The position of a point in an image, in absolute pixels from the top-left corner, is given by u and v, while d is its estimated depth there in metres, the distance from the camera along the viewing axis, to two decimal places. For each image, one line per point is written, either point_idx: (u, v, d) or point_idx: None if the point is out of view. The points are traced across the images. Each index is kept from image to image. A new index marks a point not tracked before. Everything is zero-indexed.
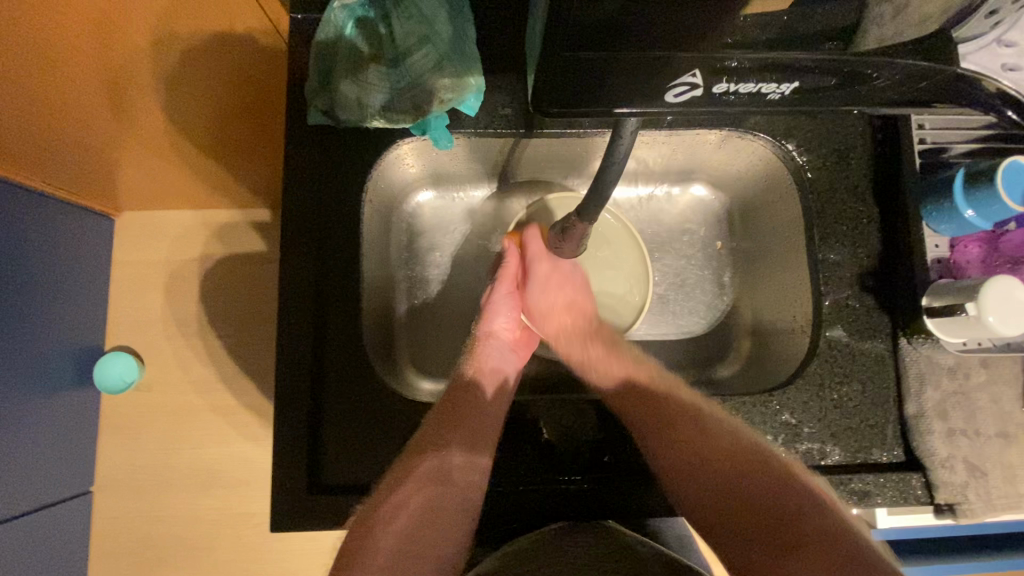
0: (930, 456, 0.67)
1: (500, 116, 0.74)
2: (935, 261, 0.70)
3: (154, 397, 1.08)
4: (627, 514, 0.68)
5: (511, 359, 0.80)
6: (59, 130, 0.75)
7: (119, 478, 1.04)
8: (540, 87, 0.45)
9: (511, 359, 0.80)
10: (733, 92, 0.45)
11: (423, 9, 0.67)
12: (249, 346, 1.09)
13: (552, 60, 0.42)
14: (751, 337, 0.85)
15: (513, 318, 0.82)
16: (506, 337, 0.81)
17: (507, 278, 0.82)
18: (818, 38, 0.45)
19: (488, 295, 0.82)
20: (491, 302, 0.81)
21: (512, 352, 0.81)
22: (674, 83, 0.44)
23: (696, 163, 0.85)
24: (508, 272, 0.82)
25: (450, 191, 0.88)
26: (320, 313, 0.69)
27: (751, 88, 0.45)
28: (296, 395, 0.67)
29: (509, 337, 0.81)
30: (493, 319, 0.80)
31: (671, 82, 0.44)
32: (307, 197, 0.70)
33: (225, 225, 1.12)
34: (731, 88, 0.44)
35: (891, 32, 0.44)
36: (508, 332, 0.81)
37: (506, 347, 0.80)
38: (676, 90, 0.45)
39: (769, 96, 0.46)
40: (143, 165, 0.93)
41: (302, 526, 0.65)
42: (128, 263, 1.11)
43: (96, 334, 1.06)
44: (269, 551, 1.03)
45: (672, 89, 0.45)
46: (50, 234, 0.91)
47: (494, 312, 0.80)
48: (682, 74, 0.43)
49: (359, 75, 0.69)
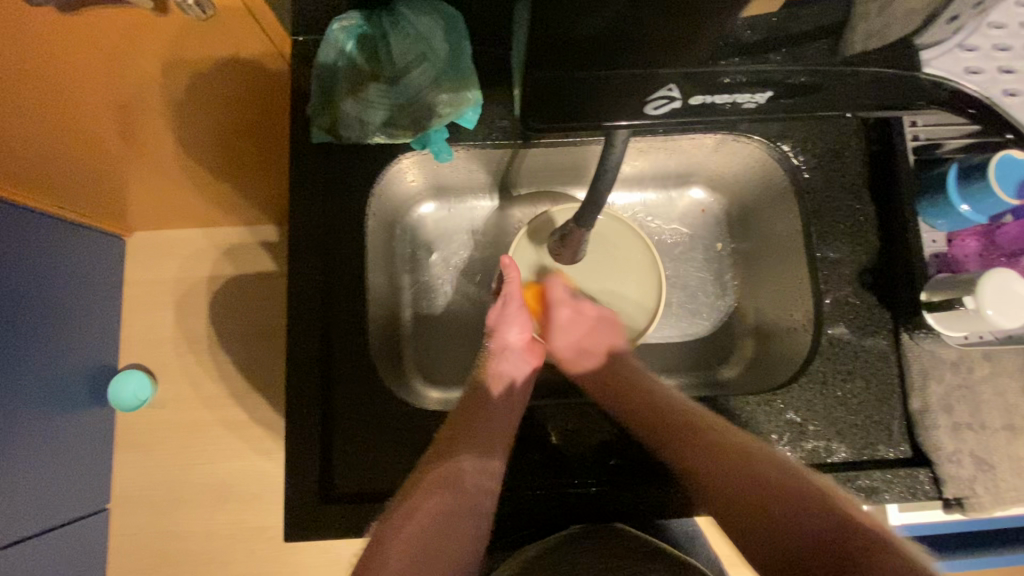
0: (936, 450, 0.67)
1: (498, 128, 0.75)
2: (932, 256, 0.71)
3: (167, 414, 1.10)
4: (636, 515, 0.69)
5: (529, 371, 0.80)
6: (72, 155, 0.78)
7: (136, 492, 1.06)
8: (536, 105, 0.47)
9: (529, 371, 0.80)
10: (709, 102, 0.46)
11: (419, 28, 0.70)
12: (259, 361, 1.11)
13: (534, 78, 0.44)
14: (754, 336, 0.85)
15: (526, 332, 0.80)
16: (521, 351, 0.80)
17: (513, 295, 0.79)
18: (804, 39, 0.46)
19: (498, 312, 0.79)
20: (503, 316, 0.79)
21: (530, 365, 0.80)
22: (653, 97, 0.46)
23: (694, 167, 0.86)
24: (512, 288, 0.79)
25: (451, 202, 0.90)
26: (328, 325, 0.70)
27: (725, 99, 0.46)
28: (306, 406, 0.68)
29: (528, 350, 0.81)
30: (506, 334, 0.79)
31: (650, 96, 0.45)
32: (312, 213, 0.72)
33: (236, 243, 1.15)
34: (704, 99, 0.46)
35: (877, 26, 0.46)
36: (523, 343, 0.80)
37: (520, 359, 0.80)
38: (655, 104, 0.47)
39: (743, 105, 0.47)
40: (154, 188, 0.95)
41: (314, 533, 0.66)
42: (142, 282, 1.14)
43: (111, 353, 1.09)
44: (285, 563, 1.05)
45: (651, 103, 0.46)
46: (62, 256, 0.93)
47: (506, 325, 0.79)
48: (660, 88, 0.45)
49: (360, 92, 0.71)
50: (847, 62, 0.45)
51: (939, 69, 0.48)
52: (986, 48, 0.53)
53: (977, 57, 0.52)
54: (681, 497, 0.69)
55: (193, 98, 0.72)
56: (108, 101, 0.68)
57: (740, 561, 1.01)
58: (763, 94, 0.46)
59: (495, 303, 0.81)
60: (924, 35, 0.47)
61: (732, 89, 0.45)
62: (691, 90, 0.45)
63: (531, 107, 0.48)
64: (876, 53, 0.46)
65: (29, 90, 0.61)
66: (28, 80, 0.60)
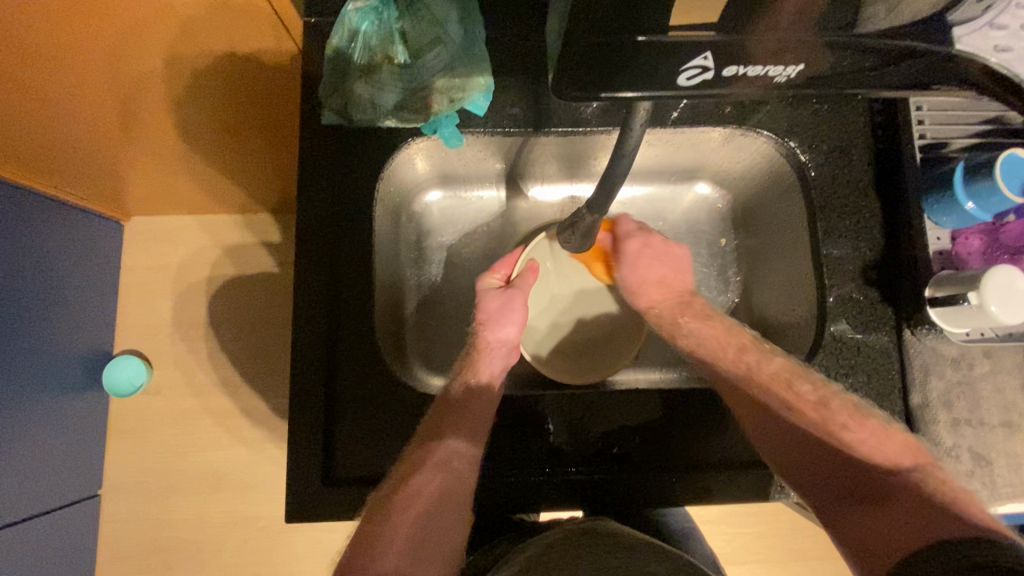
0: (935, 445, 0.68)
1: (507, 115, 0.75)
2: (937, 253, 0.71)
3: (164, 400, 1.09)
4: (636, 501, 0.70)
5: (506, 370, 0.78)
6: (73, 136, 0.77)
7: (129, 479, 1.06)
8: (568, 75, 0.45)
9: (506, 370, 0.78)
10: (743, 75, 0.45)
11: (434, 10, 0.68)
12: (258, 348, 1.11)
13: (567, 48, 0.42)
14: (756, 331, 0.86)
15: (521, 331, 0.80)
16: (510, 349, 0.79)
17: (521, 290, 0.80)
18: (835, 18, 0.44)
19: (499, 304, 0.79)
20: (502, 310, 0.78)
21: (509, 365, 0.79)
22: (686, 66, 0.44)
23: (700, 162, 0.87)
24: (524, 284, 0.80)
25: (457, 191, 0.90)
26: (334, 309, 0.70)
27: (758, 71, 0.45)
28: (309, 391, 0.68)
29: (512, 350, 0.80)
30: (502, 329, 0.78)
31: (683, 66, 0.44)
32: (319, 196, 0.72)
33: (236, 230, 1.14)
34: (739, 70, 0.45)
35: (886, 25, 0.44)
36: (510, 345, 0.79)
37: (507, 359, 0.79)
38: (688, 75, 0.45)
39: (775, 79, 0.46)
40: (154, 172, 0.94)
41: (314, 515, 0.66)
42: (140, 267, 1.13)
43: (107, 338, 1.08)
44: (283, 549, 1.05)
45: (684, 73, 0.45)
46: (58, 239, 0.92)
47: (503, 321, 0.78)
48: (694, 58, 0.43)
49: (372, 75, 0.71)
50: (880, 34, 0.44)
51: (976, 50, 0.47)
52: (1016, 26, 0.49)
53: (1010, 36, 0.49)
54: (681, 486, 0.69)
55: (199, 79, 0.72)
56: (112, 84, 0.68)
57: (733, 558, 1.03)
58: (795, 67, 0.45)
59: (498, 294, 0.80)
60: (961, 11, 0.45)
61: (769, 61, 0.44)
62: (726, 63, 0.44)
63: (566, 78, 0.45)
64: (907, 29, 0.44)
65: (35, 70, 0.61)
66: (32, 57, 0.59)
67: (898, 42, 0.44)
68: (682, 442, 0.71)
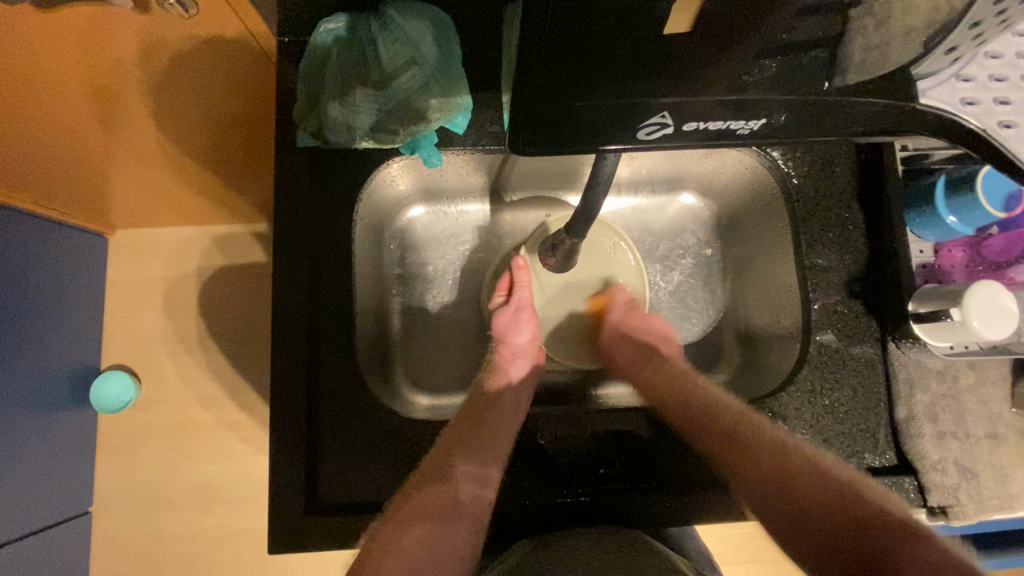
0: (921, 459, 0.67)
1: (488, 133, 0.75)
2: (920, 266, 0.71)
3: (152, 416, 1.07)
4: (624, 523, 0.69)
5: (532, 374, 0.79)
6: (50, 151, 0.75)
7: (119, 496, 1.04)
8: (521, 119, 0.42)
9: (532, 374, 0.79)
10: (704, 129, 0.43)
11: (408, 31, 0.67)
12: (246, 362, 1.09)
13: (529, 91, 0.41)
14: (744, 341, 0.86)
15: (534, 337, 0.82)
16: (528, 354, 0.80)
17: (524, 302, 0.81)
18: (800, 46, 0.45)
19: (506, 318, 0.80)
20: (512, 323, 0.80)
21: (534, 368, 0.80)
22: (643, 122, 0.42)
23: (685, 172, 0.86)
24: (523, 295, 0.81)
25: (440, 207, 0.89)
26: (314, 329, 0.69)
27: (721, 125, 0.42)
28: (292, 414, 0.67)
29: (532, 356, 0.81)
30: (515, 338, 0.80)
31: (643, 122, 0.42)
32: (297, 216, 0.71)
33: (220, 243, 1.12)
34: (699, 125, 0.43)
35: (869, 66, 0.44)
36: (533, 348, 0.81)
37: (529, 363, 0.80)
38: (646, 131, 0.43)
39: (739, 134, 0.43)
40: (136, 184, 0.93)
41: (298, 545, 0.65)
42: (125, 281, 1.11)
43: (94, 354, 1.06)
44: (275, 566, 1.03)
45: (642, 127, 0.42)
46: (42, 255, 0.91)
47: (521, 329, 0.80)
48: (652, 114, 0.42)
49: (347, 96, 0.69)
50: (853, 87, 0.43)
51: (941, 102, 0.44)
52: (983, 77, 0.46)
53: (978, 87, 0.45)
54: (669, 505, 0.69)
55: (176, 94, 0.70)
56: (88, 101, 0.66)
57: (729, 561, 1.03)
58: (759, 120, 0.42)
59: (502, 309, 0.81)
60: (926, 63, 0.43)
61: (729, 113, 0.42)
62: (685, 116, 0.42)
63: (518, 123, 0.42)
64: (873, 81, 0.43)
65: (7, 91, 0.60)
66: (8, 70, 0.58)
67: (869, 99, 0.43)
68: (666, 462, 0.70)
